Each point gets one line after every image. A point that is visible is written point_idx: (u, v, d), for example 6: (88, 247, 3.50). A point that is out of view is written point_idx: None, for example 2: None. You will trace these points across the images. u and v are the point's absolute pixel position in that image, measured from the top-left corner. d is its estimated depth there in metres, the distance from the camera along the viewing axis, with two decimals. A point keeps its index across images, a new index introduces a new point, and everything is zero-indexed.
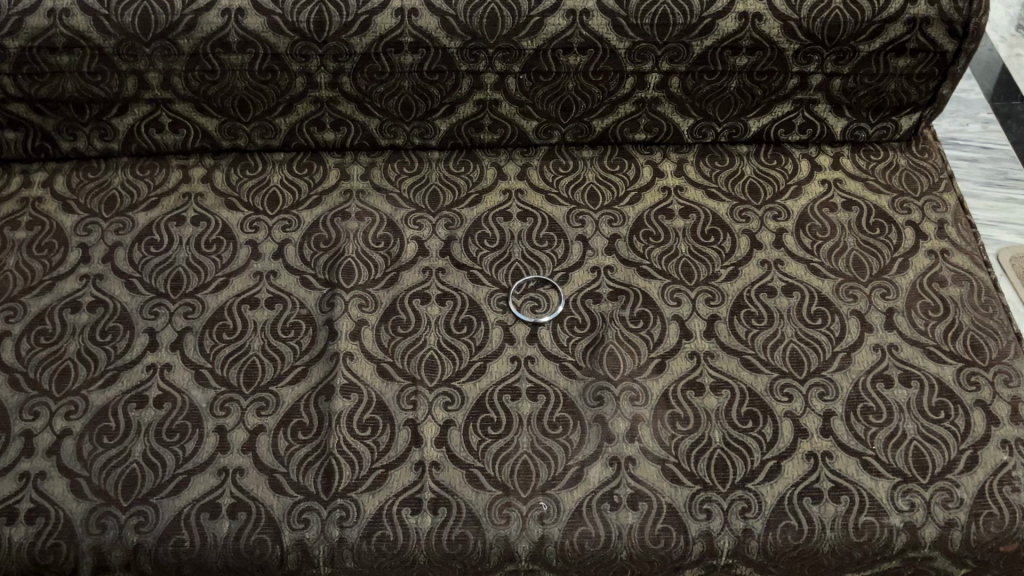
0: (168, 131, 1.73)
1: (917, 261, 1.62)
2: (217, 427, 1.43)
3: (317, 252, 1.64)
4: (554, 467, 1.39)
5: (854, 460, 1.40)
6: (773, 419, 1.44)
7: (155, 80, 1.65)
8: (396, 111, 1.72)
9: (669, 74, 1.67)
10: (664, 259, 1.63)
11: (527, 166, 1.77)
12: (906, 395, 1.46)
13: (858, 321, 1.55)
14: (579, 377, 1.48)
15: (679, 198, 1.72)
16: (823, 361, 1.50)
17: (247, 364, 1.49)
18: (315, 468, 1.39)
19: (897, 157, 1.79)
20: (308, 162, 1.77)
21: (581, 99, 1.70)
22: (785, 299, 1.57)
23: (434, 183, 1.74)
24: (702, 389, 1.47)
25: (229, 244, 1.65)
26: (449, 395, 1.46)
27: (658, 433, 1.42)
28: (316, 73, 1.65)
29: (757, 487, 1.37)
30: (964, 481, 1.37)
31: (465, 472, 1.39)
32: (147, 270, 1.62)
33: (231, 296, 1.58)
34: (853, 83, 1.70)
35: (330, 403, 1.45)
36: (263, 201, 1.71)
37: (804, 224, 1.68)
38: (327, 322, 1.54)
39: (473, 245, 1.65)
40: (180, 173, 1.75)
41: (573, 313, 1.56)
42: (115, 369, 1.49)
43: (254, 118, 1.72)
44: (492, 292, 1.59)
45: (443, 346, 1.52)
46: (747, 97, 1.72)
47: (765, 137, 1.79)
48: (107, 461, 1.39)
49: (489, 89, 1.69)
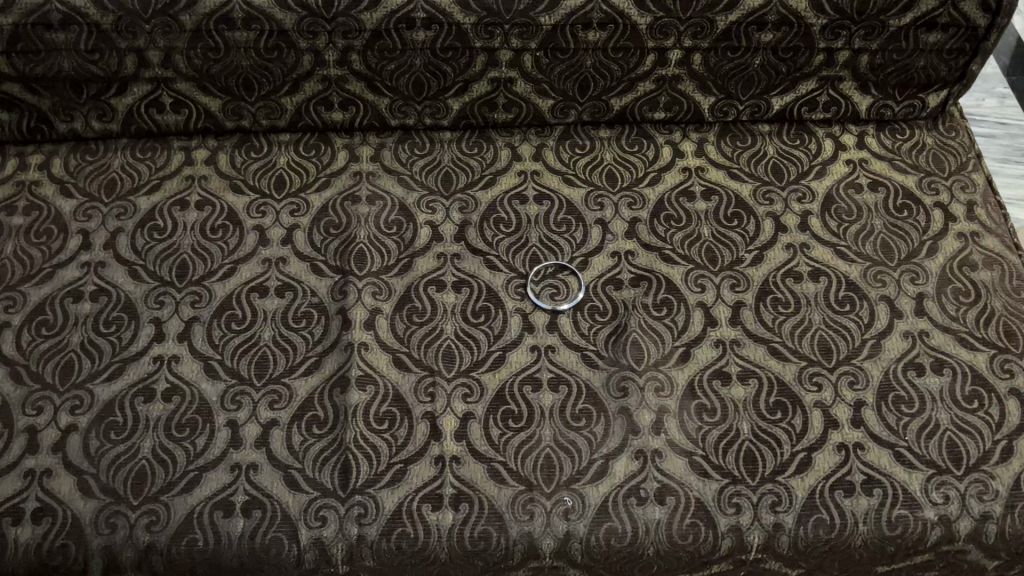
0: (169, 111, 1.66)
1: (947, 244, 1.58)
2: (228, 421, 1.38)
3: (327, 237, 1.58)
4: (578, 461, 1.35)
5: (886, 451, 1.36)
6: (802, 410, 1.39)
7: (155, 58, 1.57)
8: (407, 90, 1.65)
9: (692, 51, 1.61)
10: (687, 243, 1.58)
11: (543, 146, 1.71)
12: (938, 383, 1.42)
13: (887, 308, 1.50)
14: (601, 368, 1.44)
15: (701, 180, 1.66)
16: (852, 349, 1.45)
17: (258, 356, 1.44)
18: (331, 464, 1.34)
19: (924, 136, 1.73)
20: (316, 144, 1.71)
21: (600, 77, 1.64)
22: (812, 284, 1.52)
23: (447, 164, 1.68)
24: (729, 379, 1.42)
25: (235, 230, 1.59)
26: (468, 386, 1.41)
27: (684, 425, 1.38)
28: (324, 51, 1.57)
29: (788, 480, 1.33)
30: (1000, 473, 1.34)
31: (487, 467, 1.34)
32: (151, 257, 1.56)
33: (240, 284, 1.52)
34: (880, 60, 1.64)
35: (345, 396, 1.40)
36: (269, 184, 1.65)
37: (829, 206, 1.63)
38: (340, 311, 1.49)
39: (489, 230, 1.60)
40: (182, 155, 1.69)
41: (594, 301, 1.51)
42: (120, 361, 1.43)
43: (259, 97, 1.65)
44: (510, 278, 1.54)
45: (461, 335, 1.47)
46: (771, 75, 1.65)
47: (788, 115, 1.73)
48: (115, 458, 1.34)
49: (504, 66, 1.62)
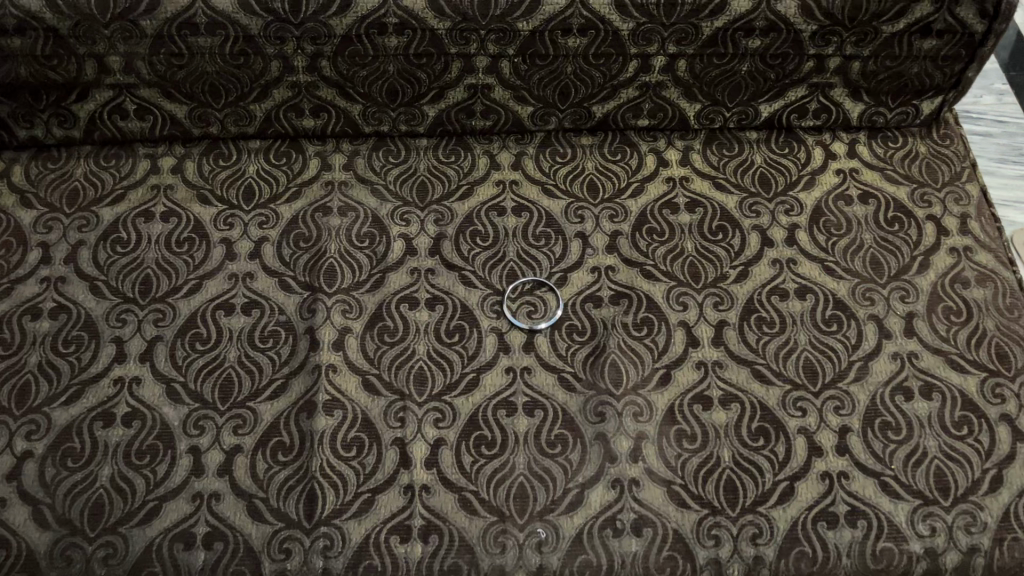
0: (133, 118, 1.60)
1: (939, 260, 1.52)
2: (191, 447, 1.33)
3: (296, 251, 1.52)
4: (553, 491, 1.30)
5: (871, 481, 1.31)
6: (786, 436, 1.35)
7: (116, 64, 1.51)
8: (381, 97, 1.58)
9: (676, 58, 1.54)
10: (670, 258, 1.52)
11: (522, 154, 1.65)
12: (927, 408, 1.37)
13: (875, 327, 1.45)
14: (579, 391, 1.39)
15: (685, 191, 1.60)
16: (839, 372, 1.40)
17: (223, 378, 1.39)
18: (297, 493, 1.30)
19: (917, 144, 1.67)
20: (287, 151, 1.64)
21: (581, 84, 1.57)
22: (798, 302, 1.47)
23: (422, 173, 1.62)
24: (710, 403, 1.37)
25: (201, 243, 1.53)
26: (440, 411, 1.36)
27: (663, 451, 1.34)
28: (292, 57, 1.51)
29: (769, 510, 1.29)
30: (988, 503, 1.29)
31: (458, 497, 1.30)
32: (114, 272, 1.50)
33: (205, 301, 1.47)
34: (873, 66, 1.58)
35: (312, 421, 1.35)
36: (238, 195, 1.59)
37: (818, 218, 1.57)
38: (308, 330, 1.44)
39: (465, 243, 1.54)
40: (148, 163, 1.63)
41: (573, 319, 1.46)
42: (79, 383, 1.38)
43: (227, 104, 1.58)
44: (485, 295, 1.48)
45: (434, 356, 1.42)
46: (759, 82, 1.59)
47: (776, 123, 1.67)
48: (72, 487, 1.30)
49: (481, 73, 1.55)
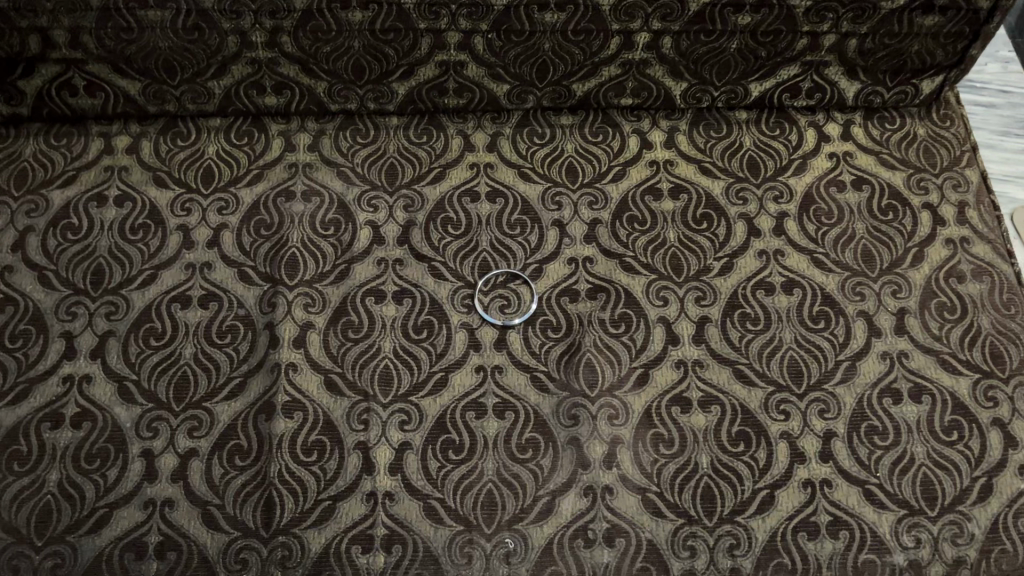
0: (83, 95, 1.50)
1: (934, 252, 1.45)
2: (143, 450, 1.27)
3: (257, 240, 1.44)
4: (522, 499, 1.24)
5: (856, 490, 1.25)
6: (767, 441, 1.29)
7: (61, 39, 1.40)
8: (346, 74, 1.49)
9: (661, 34, 1.44)
10: (651, 249, 1.45)
11: (498, 135, 1.56)
12: (916, 412, 1.31)
13: (865, 325, 1.38)
14: (552, 392, 1.32)
15: (669, 176, 1.52)
16: (825, 373, 1.34)
17: (178, 377, 1.32)
18: (254, 501, 1.24)
19: (915, 126, 1.58)
20: (249, 130, 1.55)
21: (560, 61, 1.48)
22: (785, 297, 1.40)
23: (392, 155, 1.53)
24: (689, 405, 1.31)
25: (157, 230, 1.45)
26: (405, 412, 1.30)
27: (639, 457, 1.28)
28: (250, 32, 1.41)
29: (747, 520, 1.23)
30: (976, 514, 1.24)
31: (423, 505, 1.24)
32: (64, 261, 1.42)
33: (160, 293, 1.39)
34: (871, 44, 1.48)
35: (270, 423, 1.29)
36: (196, 177, 1.51)
37: (808, 206, 1.49)
38: (268, 325, 1.36)
39: (435, 231, 1.46)
40: (102, 142, 1.54)
41: (547, 314, 1.39)
42: (26, 381, 1.32)
43: (183, 81, 1.49)
44: (456, 288, 1.41)
45: (400, 353, 1.35)
46: (749, 60, 1.49)
47: (768, 102, 1.58)
48: (18, 493, 1.24)
49: (452, 49, 1.45)
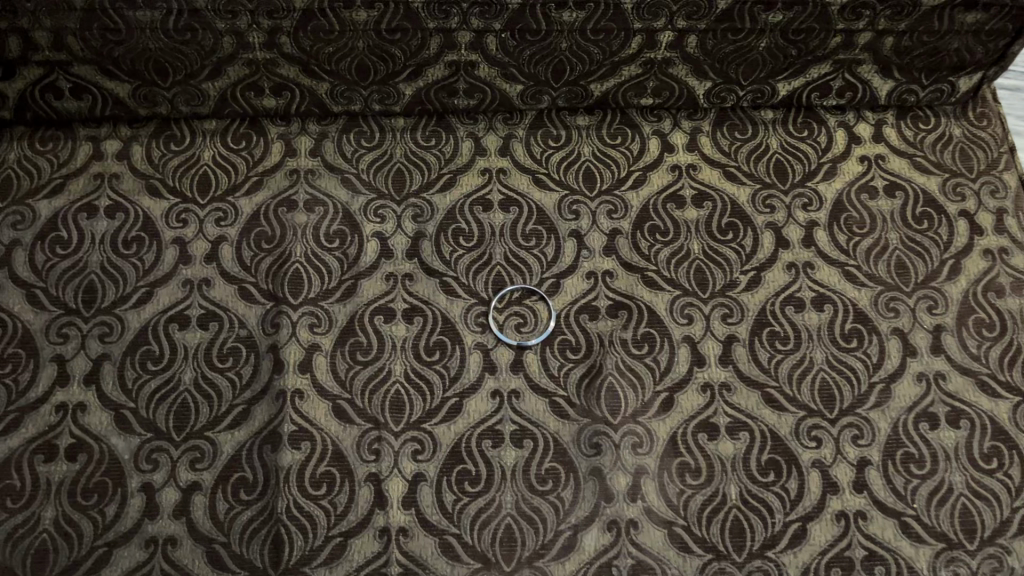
0: (69, 97, 1.41)
1: (971, 264, 1.38)
2: (143, 484, 1.20)
3: (258, 254, 1.36)
4: (542, 534, 1.19)
5: (892, 522, 1.20)
6: (798, 470, 1.23)
7: (44, 40, 1.31)
8: (350, 75, 1.39)
9: (686, 33, 1.35)
10: (674, 262, 1.37)
11: (510, 137, 1.48)
12: (954, 438, 1.25)
13: (899, 343, 1.31)
14: (572, 419, 1.25)
15: (692, 181, 1.44)
16: (858, 396, 1.27)
17: (177, 404, 1.25)
18: (261, 538, 1.18)
19: (951, 126, 1.50)
20: (246, 133, 1.46)
21: (578, 61, 1.38)
22: (815, 314, 1.33)
23: (399, 160, 1.45)
24: (717, 432, 1.25)
25: (152, 243, 1.37)
26: (418, 442, 1.23)
27: (664, 488, 1.22)
28: (248, 32, 1.31)
29: (779, 555, 1.18)
30: (1017, 547, 1.19)
31: (439, 541, 1.18)
32: (54, 277, 1.34)
33: (156, 313, 1.32)
34: (908, 42, 1.40)
35: (276, 455, 1.22)
36: (192, 185, 1.42)
37: (838, 215, 1.42)
38: (271, 348, 1.29)
39: (446, 243, 1.38)
40: (90, 147, 1.45)
41: (566, 334, 1.31)
42: (16, 411, 1.24)
43: (175, 83, 1.39)
44: (469, 305, 1.34)
45: (412, 377, 1.28)
46: (779, 59, 1.40)
47: (796, 101, 1.49)
48: (12, 532, 1.18)
49: (463, 49, 1.36)
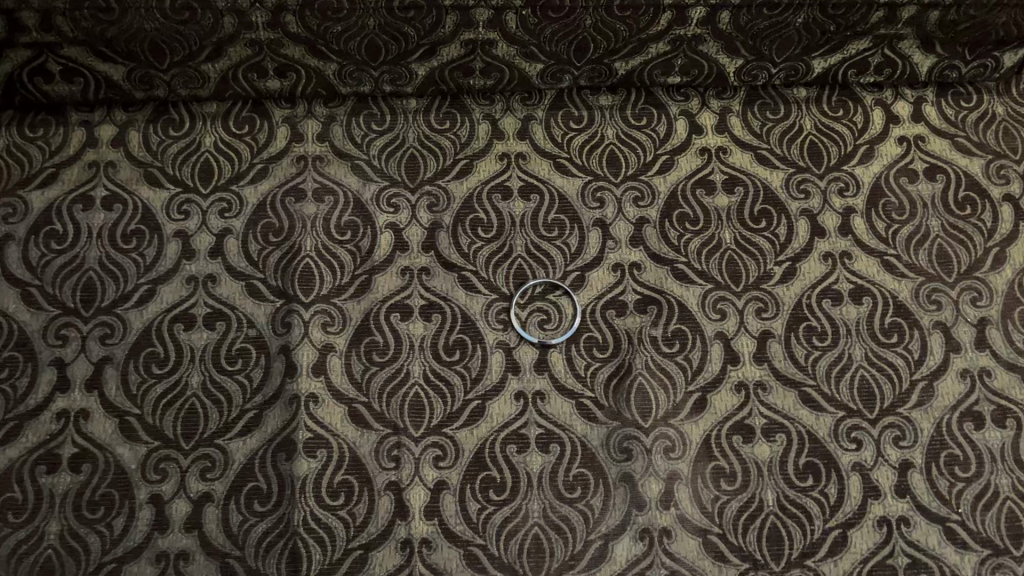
0: (59, 80, 1.32)
1: (1016, 252, 1.31)
2: (152, 496, 1.15)
3: (265, 248, 1.29)
4: (571, 544, 1.14)
5: (936, 528, 1.15)
6: (838, 475, 1.17)
7: (31, 21, 1.22)
8: (359, 55, 1.31)
9: (720, 8, 1.26)
10: (705, 252, 1.30)
11: (530, 119, 1.40)
12: (999, 438, 1.19)
13: (942, 338, 1.25)
14: (601, 422, 1.19)
15: (721, 165, 1.37)
16: (900, 394, 1.21)
17: (185, 410, 1.19)
18: (278, 551, 1.12)
19: (993, 104, 1.42)
20: (249, 117, 1.38)
21: (602, 39, 1.30)
22: (853, 307, 1.27)
23: (412, 144, 1.37)
24: (752, 434, 1.19)
25: (153, 237, 1.30)
26: (440, 447, 1.17)
27: (698, 495, 1.16)
28: (250, 11, 1.22)
29: (819, 565, 1.13)
30: None
31: (464, 553, 1.13)
32: (49, 274, 1.26)
33: (159, 313, 1.24)
34: (954, 16, 1.31)
35: (291, 464, 1.16)
36: (193, 174, 1.34)
37: (876, 200, 1.34)
38: (283, 349, 1.23)
39: (464, 235, 1.31)
40: (83, 132, 1.36)
41: (592, 331, 1.25)
42: (16, 419, 1.18)
43: (173, 65, 1.31)
44: (490, 301, 1.27)
45: (431, 378, 1.21)
46: (815, 34, 1.32)
47: (832, 78, 1.41)
48: (16, 548, 1.12)
49: (481, 27, 1.27)
